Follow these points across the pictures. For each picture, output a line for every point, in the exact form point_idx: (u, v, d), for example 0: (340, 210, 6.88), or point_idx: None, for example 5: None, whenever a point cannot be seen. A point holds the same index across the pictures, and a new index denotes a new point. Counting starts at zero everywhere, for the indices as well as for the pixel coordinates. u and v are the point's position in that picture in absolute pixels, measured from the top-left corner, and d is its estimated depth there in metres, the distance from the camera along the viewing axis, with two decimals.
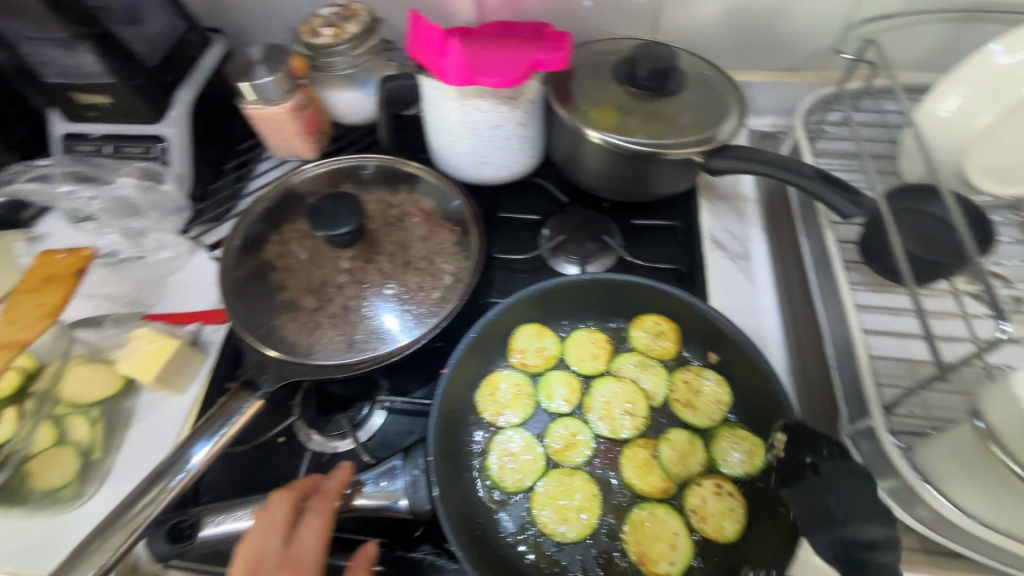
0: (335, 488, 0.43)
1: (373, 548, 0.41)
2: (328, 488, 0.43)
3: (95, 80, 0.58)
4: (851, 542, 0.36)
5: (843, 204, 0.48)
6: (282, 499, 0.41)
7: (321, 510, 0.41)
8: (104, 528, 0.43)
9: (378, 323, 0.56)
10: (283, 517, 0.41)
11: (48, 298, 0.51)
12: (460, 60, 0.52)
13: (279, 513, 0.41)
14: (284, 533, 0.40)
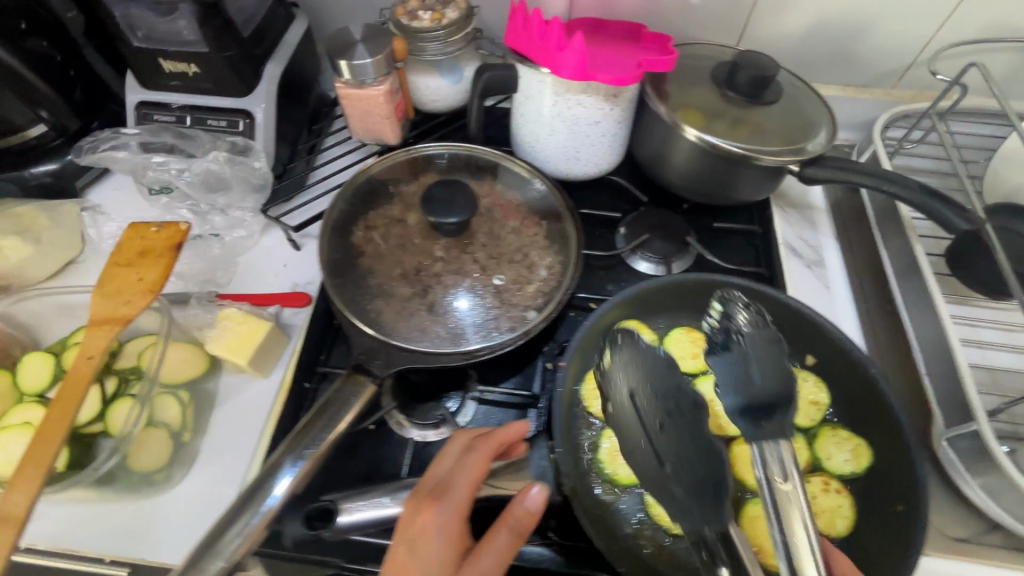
0: (499, 437, 0.43)
1: (532, 497, 0.40)
2: (496, 435, 0.43)
3: (190, 48, 0.56)
4: (757, 399, 0.35)
5: (950, 217, 0.50)
6: (458, 437, 0.44)
7: (482, 449, 0.42)
8: (207, 545, 0.40)
9: (478, 313, 0.55)
10: (455, 449, 0.43)
11: (146, 273, 0.49)
12: (580, 56, 0.52)
13: (455, 446, 0.44)
14: (451, 462, 0.42)
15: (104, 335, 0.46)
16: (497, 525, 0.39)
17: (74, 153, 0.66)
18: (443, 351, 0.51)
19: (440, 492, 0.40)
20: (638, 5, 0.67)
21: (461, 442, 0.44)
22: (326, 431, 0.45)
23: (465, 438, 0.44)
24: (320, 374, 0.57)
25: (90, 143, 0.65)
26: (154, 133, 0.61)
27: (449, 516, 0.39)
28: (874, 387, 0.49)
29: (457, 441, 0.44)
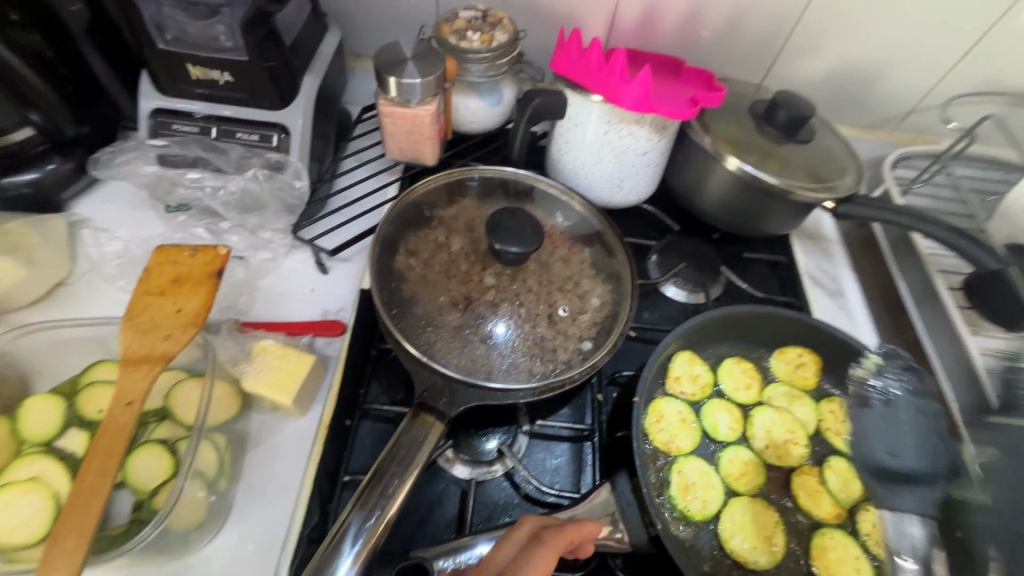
0: (572, 532, 0.41)
1: None
2: (568, 526, 0.41)
3: (226, 55, 0.51)
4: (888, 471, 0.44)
5: (979, 255, 0.54)
6: (528, 520, 0.42)
7: (553, 546, 0.39)
8: None
9: (535, 343, 0.54)
10: (525, 533, 0.41)
11: (184, 303, 0.44)
12: (643, 88, 0.53)
13: (522, 531, 0.41)
14: (521, 545, 0.39)
15: (141, 376, 0.41)
16: None
17: (91, 166, 0.61)
18: (509, 386, 0.49)
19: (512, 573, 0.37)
20: (674, 39, 0.69)
21: (530, 528, 0.41)
22: (398, 476, 0.42)
23: (535, 524, 0.41)
24: (362, 411, 0.53)
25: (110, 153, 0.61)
26: (177, 146, 0.56)
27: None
28: None
29: (525, 526, 0.41)
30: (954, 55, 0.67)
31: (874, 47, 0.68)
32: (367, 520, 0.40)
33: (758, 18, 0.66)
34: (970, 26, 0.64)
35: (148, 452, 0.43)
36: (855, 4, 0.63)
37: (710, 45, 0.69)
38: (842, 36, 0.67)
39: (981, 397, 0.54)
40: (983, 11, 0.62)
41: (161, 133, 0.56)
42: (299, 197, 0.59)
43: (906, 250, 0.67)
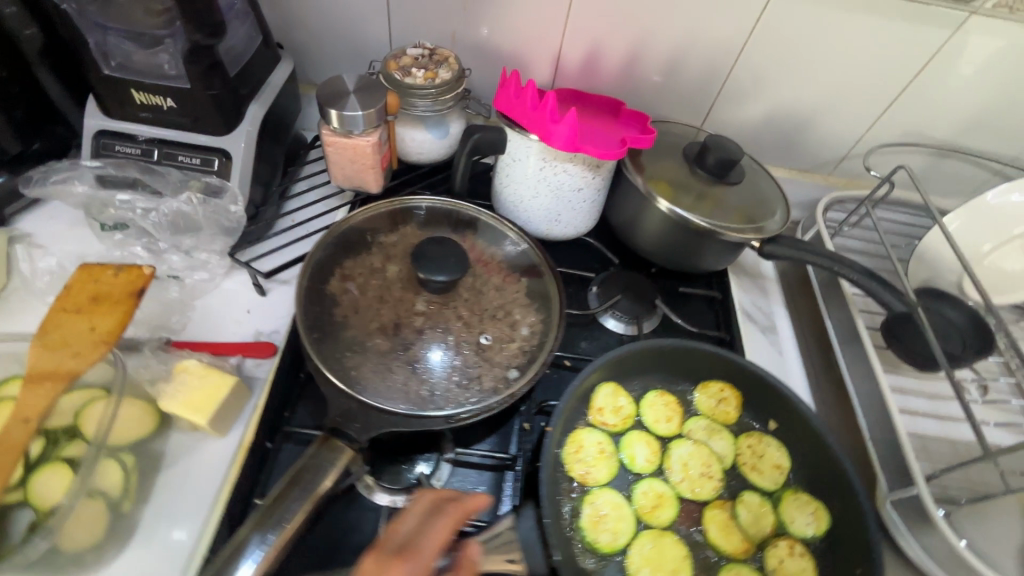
0: (472, 503, 0.43)
1: (475, 553, 0.40)
2: (463, 500, 0.43)
3: (170, 82, 0.53)
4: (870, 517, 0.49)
5: (890, 299, 0.56)
6: (424, 495, 0.43)
7: (450, 517, 0.41)
8: None
9: (459, 371, 0.54)
10: (421, 507, 0.42)
11: (99, 321, 0.45)
12: (571, 128, 0.55)
13: (419, 505, 0.42)
14: (417, 522, 0.40)
15: (44, 392, 0.42)
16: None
17: (23, 184, 0.60)
18: (426, 415, 0.50)
19: (409, 553, 0.38)
20: (616, 83, 0.72)
21: (427, 501, 0.42)
22: (296, 505, 0.43)
23: (431, 499, 0.42)
24: (284, 434, 0.54)
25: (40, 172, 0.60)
26: (119, 167, 0.57)
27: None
28: (829, 453, 0.52)
29: (422, 499, 0.43)
30: (878, 107, 0.71)
31: (804, 97, 0.72)
32: (262, 541, 0.41)
33: (693, 66, 0.70)
34: (890, 82, 0.68)
35: (50, 471, 0.41)
36: (783, 56, 0.67)
37: (651, 89, 0.73)
38: (774, 85, 0.71)
39: (889, 435, 0.56)
40: (901, 68, 0.67)
41: (103, 153, 0.58)
42: (238, 219, 0.60)
43: (833, 290, 0.69)
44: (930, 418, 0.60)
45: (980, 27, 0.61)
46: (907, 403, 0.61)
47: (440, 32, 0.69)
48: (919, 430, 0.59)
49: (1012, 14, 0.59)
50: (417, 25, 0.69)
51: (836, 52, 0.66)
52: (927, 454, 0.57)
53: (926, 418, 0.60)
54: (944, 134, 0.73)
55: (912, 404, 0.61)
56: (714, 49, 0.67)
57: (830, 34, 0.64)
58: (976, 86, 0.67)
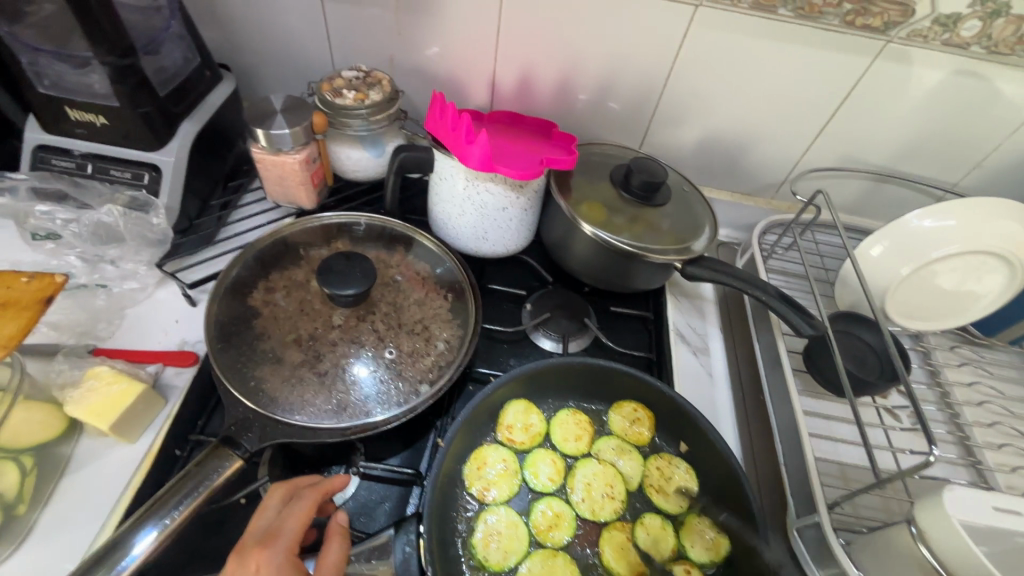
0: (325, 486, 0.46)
1: (344, 515, 0.45)
2: (318, 480, 0.46)
3: (100, 100, 0.56)
4: None
5: (800, 323, 0.56)
6: (276, 490, 0.44)
7: (308, 497, 0.44)
8: None
9: (366, 384, 0.55)
10: (277, 499, 0.44)
11: (3, 326, 0.46)
12: (485, 149, 0.57)
13: (275, 496, 0.44)
14: (276, 510, 0.43)
15: None
16: (328, 541, 0.43)
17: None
18: (322, 426, 0.50)
19: (272, 538, 0.41)
20: (552, 106, 0.74)
21: (282, 491, 0.45)
22: (180, 505, 0.43)
23: (285, 489, 0.45)
24: (194, 443, 0.54)
25: None
26: (48, 179, 0.59)
27: (283, 561, 0.39)
28: (733, 478, 0.51)
29: (277, 491, 0.45)
30: (810, 132, 0.72)
31: (736, 122, 0.73)
32: (159, 523, 0.42)
33: (623, 90, 0.71)
34: (818, 108, 0.69)
35: None
36: (710, 82, 0.68)
37: (586, 113, 0.75)
38: (705, 110, 0.72)
39: (799, 459, 0.56)
40: (826, 95, 0.67)
41: (41, 167, 0.60)
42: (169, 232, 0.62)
43: (763, 313, 0.69)
44: (850, 445, 0.60)
45: (897, 55, 0.62)
46: (828, 429, 0.61)
47: (379, 56, 0.72)
48: (837, 457, 0.59)
49: (926, 43, 0.60)
50: (357, 50, 0.71)
51: (760, 79, 0.67)
52: (842, 481, 0.57)
53: (846, 445, 0.60)
54: (878, 160, 0.74)
55: (833, 429, 0.61)
56: (642, 74, 0.69)
57: (752, 62, 0.65)
58: (903, 113, 0.68)
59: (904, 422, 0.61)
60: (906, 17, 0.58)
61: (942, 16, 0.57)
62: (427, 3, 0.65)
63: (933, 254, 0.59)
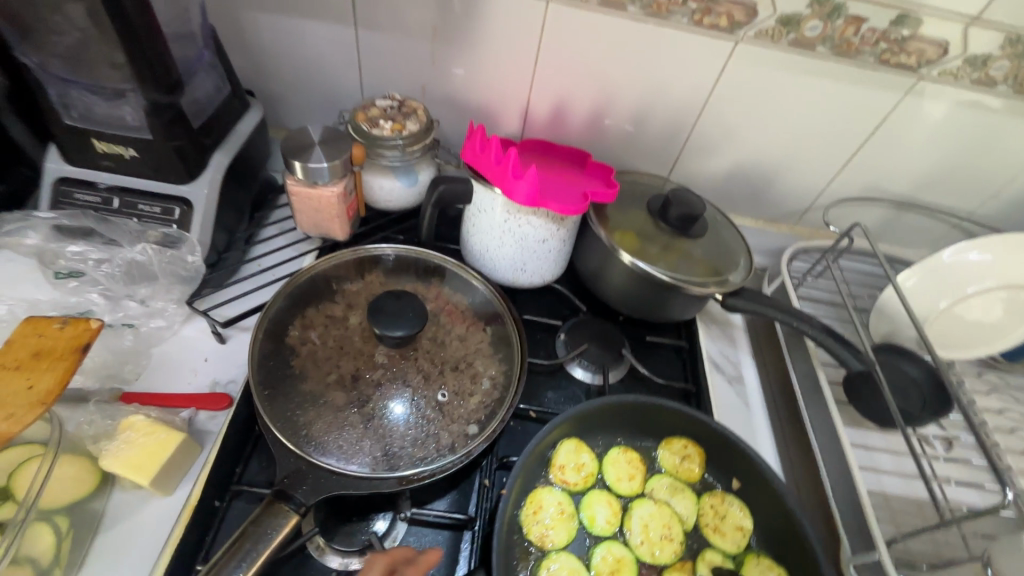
0: (425, 562, 0.44)
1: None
2: (417, 560, 0.44)
3: (132, 133, 0.54)
4: None
5: (848, 357, 0.56)
6: (377, 560, 0.43)
7: None
8: None
9: (414, 426, 0.53)
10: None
11: (38, 379, 0.43)
12: (533, 185, 0.56)
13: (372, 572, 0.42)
14: None
15: None
16: None
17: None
18: (378, 476, 0.49)
19: None
20: (584, 135, 0.74)
21: (380, 567, 0.43)
22: (239, 570, 0.41)
23: (383, 565, 0.43)
24: (233, 492, 0.52)
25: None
26: (72, 216, 0.57)
27: None
28: (791, 516, 0.51)
29: (374, 565, 0.43)
30: (837, 163, 0.73)
31: (766, 152, 0.74)
32: None
33: (656, 121, 0.72)
34: (846, 140, 0.70)
35: None
36: (743, 115, 0.69)
37: (617, 141, 0.75)
38: (736, 141, 0.73)
39: (850, 494, 0.56)
40: (856, 128, 0.69)
41: (62, 202, 0.58)
42: (199, 269, 0.60)
43: (796, 341, 0.70)
44: (892, 475, 0.61)
45: (927, 92, 0.64)
46: (870, 459, 0.61)
47: (410, 84, 0.71)
48: (881, 488, 0.59)
49: (956, 81, 0.62)
50: (388, 78, 0.70)
51: (793, 112, 0.68)
52: (888, 513, 0.57)
53: (889, 476, 0.61)
54: (901, 190, 0.76)
55: (874, 460, 0.62)
56: (676, 106, 0.69)
57: (786, 96, 0.66)
58: (928, 146, 0.70)
59: (940, 450, 0.62)
60: (939, 56, 0.60)
61: (972, 57, 0.59)
62: (465, 34, 0.65)
63: (967, 290, 0.64)
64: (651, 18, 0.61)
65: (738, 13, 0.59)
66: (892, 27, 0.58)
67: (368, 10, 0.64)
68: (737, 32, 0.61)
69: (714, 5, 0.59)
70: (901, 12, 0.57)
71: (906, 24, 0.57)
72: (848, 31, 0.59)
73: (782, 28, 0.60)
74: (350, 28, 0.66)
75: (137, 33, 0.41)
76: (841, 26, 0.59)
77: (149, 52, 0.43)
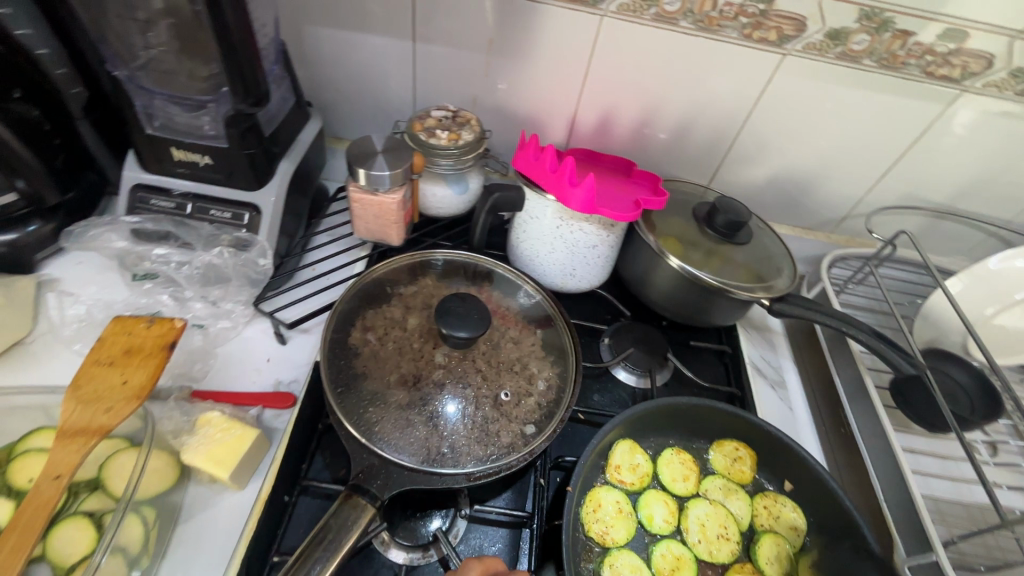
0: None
1: None
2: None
3: (209, 141, 0.57)
4: None
5: (898, 360, 0.57)
6: (471, 565, 0.44)
7: None
8: None
9: (476, 425, 0.54)
10: None
11: (131, 375, 0.46)
12: (589, 193, 0.58)
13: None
14: None
15: (74, 449, 0.42)
16: None
17: (63, 238, 0.63)
18: (447, 472, 0.50)
19: None
20: (627, 144, 0.76)
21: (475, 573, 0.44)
22: (321, 561, 0.42)
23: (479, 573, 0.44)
24: (301, 487, 0.53)
25: (84, 228, 0.63)
26: (150, 220, 0.60)
27: None
28: (848, 519, 0.52)
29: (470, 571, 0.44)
30: (878, 172, 0.75)
31: (808, 161, 0.75)
32: None
33: (701, 131, 0.73)
34: (888, 150, 0.72)
35: (74, 525, 0.44)
36: (787, 126, 0.71)
37: (660, 150, 0.77)
38: (778, 151, 0.75)
39: (902, 496, 0.57)
40: (898, 139, 0.70)
41: (139, 207, 0.61)
42: (265, 271, 0.62)
43: (839, 347, 0.71)
44: (941, 479, 0.61)
45: (970, 103, 0.65)
46: (917, 464, 0.62)
47: (461, 95, 0.73)
48: (931, 491, 0.60)
49: (1000, 93, 0.63)
50: (441, 89, 0.73)
51: (838, 122, 0.69)
52: (938, 516, 0.58)
53: (937, 480, 0.61)
54: (941, 199, 0.77)
55: (922, 464, 0.63)
56: (721, 116, 0.71)
57: (829, 107, 0.68)
58: (970, 156, 0.71)
59: (985, 456, 0.63)
60: (985, 68, 0.61)
61: (1017, 69, 0.61)
62: (519, 47, 0.67)
63: (1015, 296, 0.65)
64: (701, 32, 0.62)
65: (788, 27, 0.61)
66: (938, 41, 0.59)
67: (425, 25, 0.66)
68: (786, 45, 0.62)
69: (764, 19, 0.60)
70: (948, 26, 0.58)
71: (953, 38, 0.59)
72: (895, 45, 0.61)
73: (830, 41, 0.61)
74: (408, 41, 0.68)
75: (234, 47, 0.44)
76: (889, 40, 0.60)
77: (242, 66, 0.46)
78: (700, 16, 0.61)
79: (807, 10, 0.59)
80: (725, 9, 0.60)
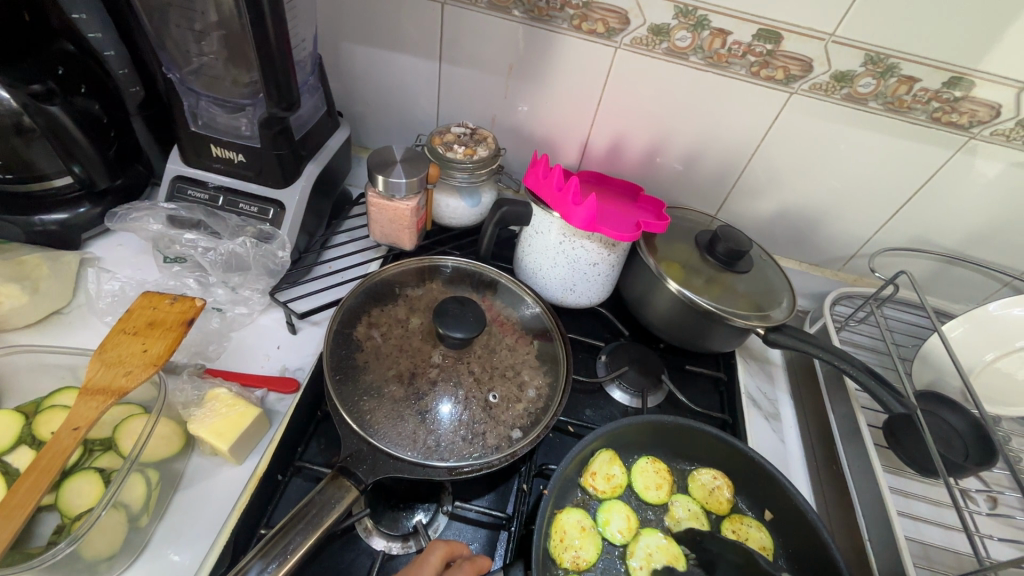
0: (478, 565, 0.47)
1: None
2: (476, 561, 0.47)
3: (244, 141, 0.62)
4: None
5: (888, 398, 0.57)
6: (437, 548, 0.47)
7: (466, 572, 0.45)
8: None
9: (462, 424, 0.56)
10: (436, 562, 0.46)
11: (151, 344, 0.51)
12: (590, 212, 0.61)
13: (433, 557, 0.46)
14: None
15: (94, 405, 0.47)
16: None
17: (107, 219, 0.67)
18: (431, 464, 0.52)
19: None
20: (637, 169, 0.79)
21: (440, 554, 0.46)
22: (303, 533, 0.45)
23: (445, 552, 0.46)
24: (295, 468, 0.56)
25: (125, 210, 0.67)
26: (185, 208, 0.66)
27: None
28: (826, 551, 0.52)
29: (435, 551, 0.47)
30: (885, 214, 0.75)
31: (816, 199, 0.77)
32: (281, 557, 0.43)
33: (710, 162, 0.76)
34: (895, 192, 0.73)
35: (84, 479, 0.47)
36: (793, 162, 0.73)
37: (669, 177, 0.79)
38: (785, 187, 0.76)
39: (887, 535, 0.57)
40: (905, 182, 0.71)
41: (178, 196, 0.67)
42: (283, 264, 0.67)
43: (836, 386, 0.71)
44: (930, 524, 0.61)
45: (978, 150, 0.66)
46: (908, 506, 0.62)
47: (482, 114, 0.78)
48: (919, 535, 0.59)
49: (1008, 141, 0.64)
50: (463, 107, 0.78)
51: (844, 162, 0.71)
52: (924, 560, 0.57)
53: (928, 525, 0.60)
54: (950, 244, 0.77)
55: (912, 507, 0.62)
56: (730, 148, 0.73)
57: (834, 147, 0.70)
58: (980, 205, 0.71)
59: (982, 506, 0.62)
60: (992, 117, 0.62)
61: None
62: (537, 72, 0.71)
63: (1016, 343, 0.67)
64: (710, 67, 0.65)
65: (794, 68, 0.63)
66: (944, 88, 0.61)
67: (451, 48, 0.71)
68: (793, 84, 0.65)
69: (771, 59, 0.63)
70: (952, 75, 0.60)
71: (958, 86, 0.60)
72: (900, 90, 0.62)
73: (836, 83, 0.63)
74: (435, 62, 0.73)
75: (273, 59, 0.49)
76: (894, 84, 0.62)
77: (278, 76, 0.51)
78: (710, 53, 0.64)
79: (813, 53, 0.61)
80: (733, 47, 0.63)
